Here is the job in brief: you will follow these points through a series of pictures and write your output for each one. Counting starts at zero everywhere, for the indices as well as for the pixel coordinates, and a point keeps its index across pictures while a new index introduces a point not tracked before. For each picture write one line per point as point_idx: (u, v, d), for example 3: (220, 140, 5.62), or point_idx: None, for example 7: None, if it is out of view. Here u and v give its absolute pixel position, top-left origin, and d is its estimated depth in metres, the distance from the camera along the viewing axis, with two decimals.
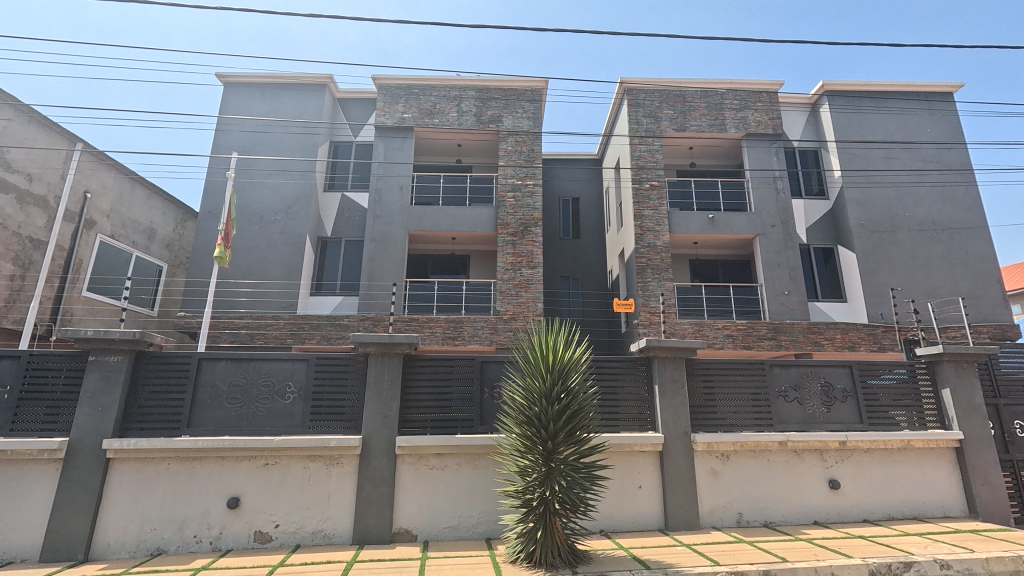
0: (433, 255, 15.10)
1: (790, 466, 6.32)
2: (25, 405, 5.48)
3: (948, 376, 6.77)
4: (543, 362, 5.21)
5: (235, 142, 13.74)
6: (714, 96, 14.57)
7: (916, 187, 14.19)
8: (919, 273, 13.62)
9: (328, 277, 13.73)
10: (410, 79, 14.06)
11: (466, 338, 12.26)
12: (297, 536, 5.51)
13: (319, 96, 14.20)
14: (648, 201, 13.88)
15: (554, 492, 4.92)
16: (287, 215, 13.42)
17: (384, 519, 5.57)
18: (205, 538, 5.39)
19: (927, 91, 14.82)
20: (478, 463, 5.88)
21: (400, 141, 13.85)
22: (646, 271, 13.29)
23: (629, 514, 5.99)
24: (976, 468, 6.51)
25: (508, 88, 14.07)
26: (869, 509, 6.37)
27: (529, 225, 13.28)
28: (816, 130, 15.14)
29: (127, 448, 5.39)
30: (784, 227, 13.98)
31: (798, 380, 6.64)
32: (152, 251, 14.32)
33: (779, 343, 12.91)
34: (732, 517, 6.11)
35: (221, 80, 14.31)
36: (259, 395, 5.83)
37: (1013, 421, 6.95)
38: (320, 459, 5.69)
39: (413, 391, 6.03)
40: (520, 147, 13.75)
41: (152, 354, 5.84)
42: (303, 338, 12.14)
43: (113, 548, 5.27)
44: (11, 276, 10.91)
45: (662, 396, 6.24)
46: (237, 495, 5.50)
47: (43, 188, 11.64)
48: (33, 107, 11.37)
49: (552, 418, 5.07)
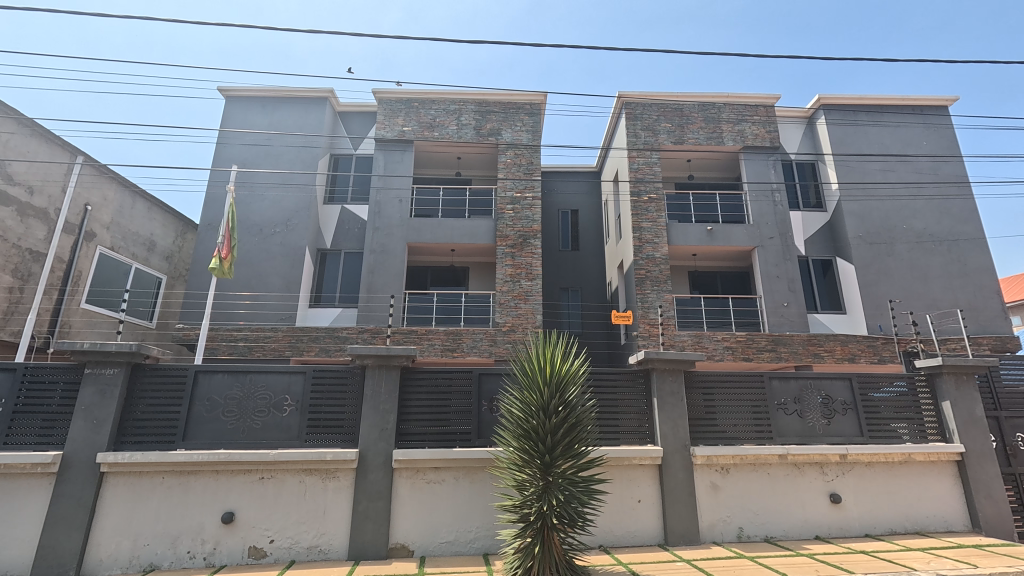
0: (433, 267, 15.14)
1: (791, 481, 6.27)
2: (19, 418, 5.44)
3: (948, 388, 6.74)
4: (541, 375, 5.17)
5: (236, 155, 13.85)
6: (711, 110, 14.69)
7: (914, 199, 14.24)
8: (918, 285, 13.64)
9: (327, 289, 13.75)
10: (411, 93, 14.16)
11: (465, 351, 12.20)
12: (293, 552, 5.44)
13: (320, 110, 14.34)
14: (646, 213, 13.93)
15: (552, 506, 4.85)
16: (287, 226, 13.46)
17: (380, 533, 5.51)
18: (199, 553, 5.31)
19: (922, 105, 14.97)
20: (476, 477, 5.83)
21: (400, 154, 13.96)
22: (645, 283, 13.29)
23: (628, 530, 5.92)
24: (979, 482, 6.44)
25: (508, 102, 14.22)
26: (871, 524, 6.31)
27: (529, 237, 13.30)
28: (812, 143, 15.27)
29: (121, 462, 5.34)
30: (782, 239, 14.03)
31: (798, 393, 6.61)
32: (152, 262, 14.34)
33: (779, 355, 12.89)
34: (732, 532, 6.05)
35: (223, 93, 14.43)
36: (256, 408, 5.79)
37: (1015, 434, 6.90)
38: (317, 473, 5.64)
39: (410, 404, 5.99)
40: (520, 160, 13.82)
41: (148, 367, 5.81)
42: (302, 350, 12.16)
43: (105, 564, 5.20)
44: (10, 288, 10.90)
45: (661, 409, 6.20)
46: (232, 510, 5.45)
47: (43, 200, 11.70)
48: (34, 120, 11.46)
49: (550, 430, 5.03)
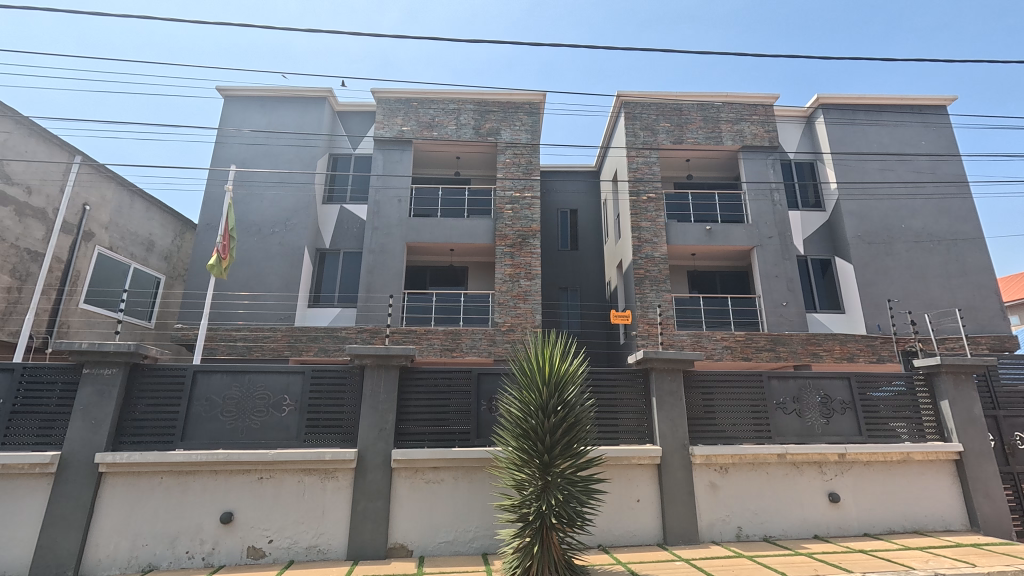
0: (432, 267, 15.14)
1: (790, 480, 6.27)
2: (17, 419, 5.43)
3: (946, 387, 6.74)
4: (539, 375, 5.16)
5: (235, 154, 13.84)
6: (710, 109, 14.70)
7: (912, 198, 14.26)
8: (916, 284, 13.66)
9: (326, 289, 13.74)
10: (409, 92, 14.11)
11: (464, 350, 12.20)
12: (291, 552, 5.44)
13: (319, 109, 14.33)
14: (645, 213, 13.92)
15: (551, 506, 4.85)
16: (285, 226, 13.45)
17: (379, 533, 5.51)
18: (197, 553, 5.31)
19: (921, 105, 14.99)
20: (475, 477, 5.83)
21: (399, 154, 13.97)
22: (644, 282, 13.29)
23: (628, 529, 5.93)
24: (977, 481, 6.45)
25: (507, 102, 14.22)
26: (870, 523, 6.31)
27: (528, 237, 13.29)
28: (811, 142, 15.29)
29: (120, 462, 5.33)
30: (781, 239, 14.03)
31: (797, 392, 6.62)
32: (151, 262, 14.33)
33: (778, 354, 12.90)
34: (731, 531, 6.06)
35: (222, 92, 14.43)
36: (255, 408, 5.79)
37: (1013, 433, 6.91)
38: (316, 473, 5.64)
39: (409, 404, 5.99)
40: (519, 159, 13.80)
41: (147, 367, 5.81)
42: (301, 350, 12.15)
43: (103, 565, 5.20)
44: (8, 288, 10.87)
45: (660, 409, 6.20)
46: (230, 510, 5.45)
47: (41, 200, 11.69)
48: (32, 119, 11.44)
49: (549, 430, 5.03)
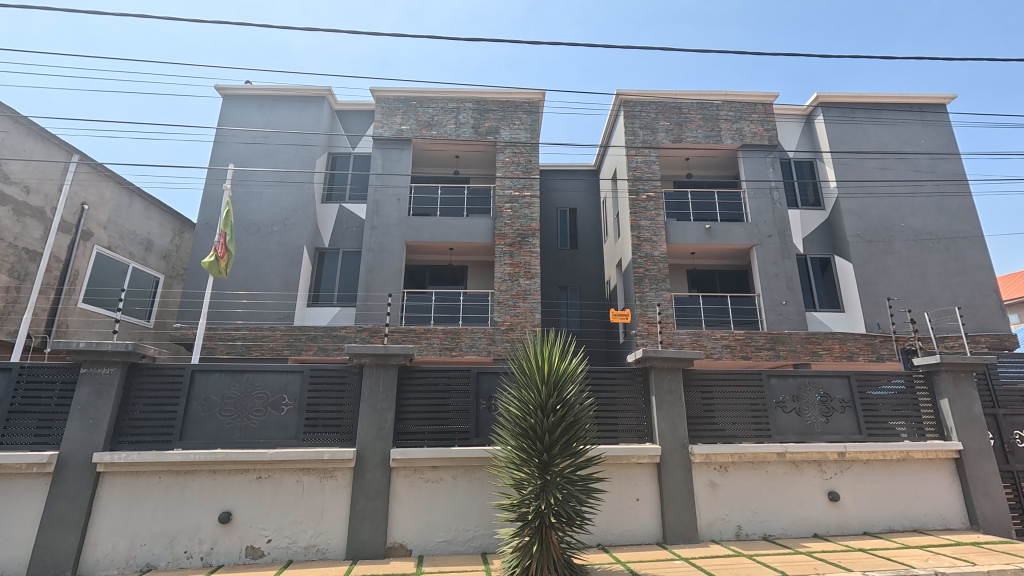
0: (432, 266, 15.13)
1: (790, 479, 6.26)
2: (15, 418, 5.42)
3: (946, 386, 6.73)
4: (538, 373, 5.16)
5: (234, 153, 13.82)
6: (709, 108, 14.67)
7: (912, 197, 14.26)
8: (916, 282, 13.67)
9: (326, 287, 13.74)
10: (409, 91, 14.06)
11: (463, 349, 12.20)
12: (290, 552, 5.43)
13: (318, 108, 14.31)
14: (645, 211, 13.90)
15: (550, 505, 4.84)
16: (284, 225, 13.43)
17: (378, 532, 5.50)
18: (196, 553, 5.30)
19: (920, 103, 14.98)
20: (475, 476, 5.81)
21: (398, 152, 13.91)
22: (644, 281, 13.27)
23: (627, 528, 5.92)
24: (977, 479, 6.44)
25: (506, 100, 14.19)
26: (869, 522, 6.31)
27: (526, 236, 13.27)
28: (810, 141, 15.29)
29: (118, 462, 5.32)
30: (781, 237, 14.02)
31: (797, 391, 6.61)
32: (150, 262, 14.30)
33: (777, 353, 12.89)
34: (730, 530, 6.05)
35: (220, 91, 14.40)
36: (253, 407, 5.77)
37: (1013, 431, 6.90)
38: (315, 472, 5.63)
39: (407, 403, 5.97)
40: (518, 158, 13.77)
41: (145, 366, 5.79)
42: (300, 349, 12.13)
43: (101, 565, 5.18)
44: (6, 288, 10.85)
45: (659, 407, 6.19)
46: (229, 510, 5.43)
47: (40, 199, 11.66)
48: (30, 118, 11.41)
49: (548, 429, 5.02)
